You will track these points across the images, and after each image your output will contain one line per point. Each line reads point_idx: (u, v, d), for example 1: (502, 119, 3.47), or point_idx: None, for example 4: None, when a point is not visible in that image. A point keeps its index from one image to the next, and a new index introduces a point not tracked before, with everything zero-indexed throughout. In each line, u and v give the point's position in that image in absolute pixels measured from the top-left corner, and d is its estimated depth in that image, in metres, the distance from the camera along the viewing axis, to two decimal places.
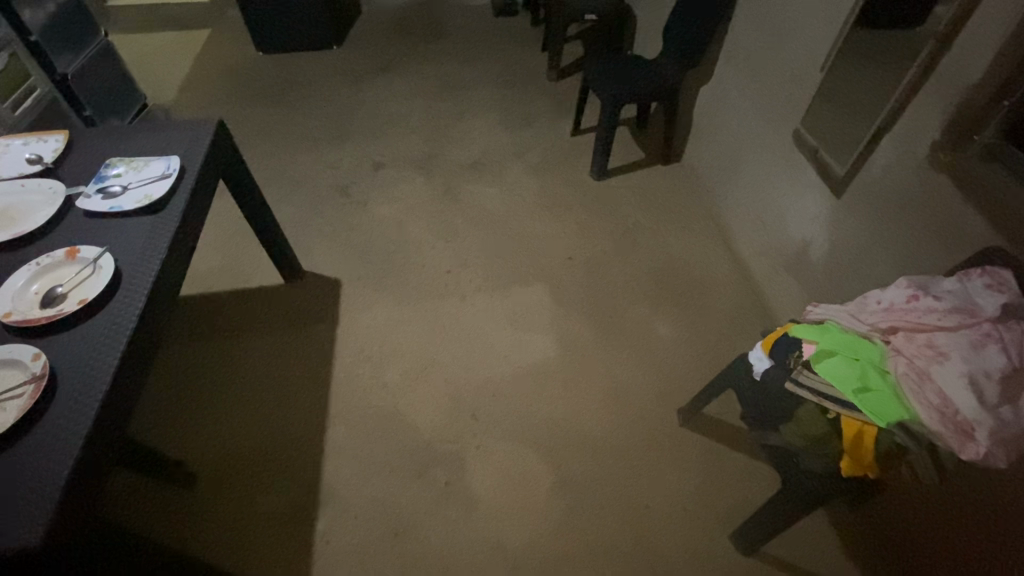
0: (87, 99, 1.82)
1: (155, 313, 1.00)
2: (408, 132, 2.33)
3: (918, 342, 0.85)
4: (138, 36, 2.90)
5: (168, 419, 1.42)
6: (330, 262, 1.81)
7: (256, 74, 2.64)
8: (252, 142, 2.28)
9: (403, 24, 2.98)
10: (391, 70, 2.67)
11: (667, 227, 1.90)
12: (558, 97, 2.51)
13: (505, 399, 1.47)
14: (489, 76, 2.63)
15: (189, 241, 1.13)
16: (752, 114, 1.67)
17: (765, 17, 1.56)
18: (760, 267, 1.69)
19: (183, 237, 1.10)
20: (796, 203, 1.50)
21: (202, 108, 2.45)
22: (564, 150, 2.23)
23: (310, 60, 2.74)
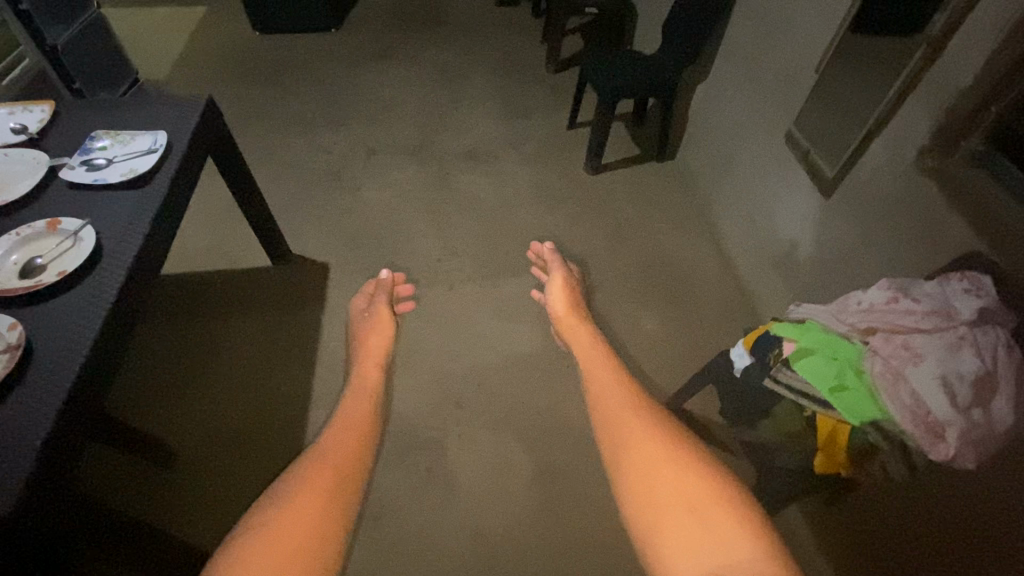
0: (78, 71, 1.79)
1: (134, 290, 0.99)
2: (403, 119, 2.32)
3: (895, 343, 0.85)
4: (131, 10, 2.86)
5: (143, 397, 1.41)
6: (321, 246, 1.81)
7: (251, 54, 2.61)
8: (244, 123, 2.26)
9: (402, 9, 2.96)
10: (388, 55, 2.66)
11: (659, 223, 1.91)
12: (555, 88, 2.50)
13: (490, 388, 1.48)
14: (486, 66, 2.61)
15: (174, 218, 1.12)
16: (746, 112, 1.67)
17: (763, 14, 1.55)
18: (749, 266, 1.70)
19: (168, 211, 1.10)
20: (786, 203, 1.50)
21: (194, 86, 2.42)
22: (558, 144, 2.23)
23: (306, 42, 2.72)
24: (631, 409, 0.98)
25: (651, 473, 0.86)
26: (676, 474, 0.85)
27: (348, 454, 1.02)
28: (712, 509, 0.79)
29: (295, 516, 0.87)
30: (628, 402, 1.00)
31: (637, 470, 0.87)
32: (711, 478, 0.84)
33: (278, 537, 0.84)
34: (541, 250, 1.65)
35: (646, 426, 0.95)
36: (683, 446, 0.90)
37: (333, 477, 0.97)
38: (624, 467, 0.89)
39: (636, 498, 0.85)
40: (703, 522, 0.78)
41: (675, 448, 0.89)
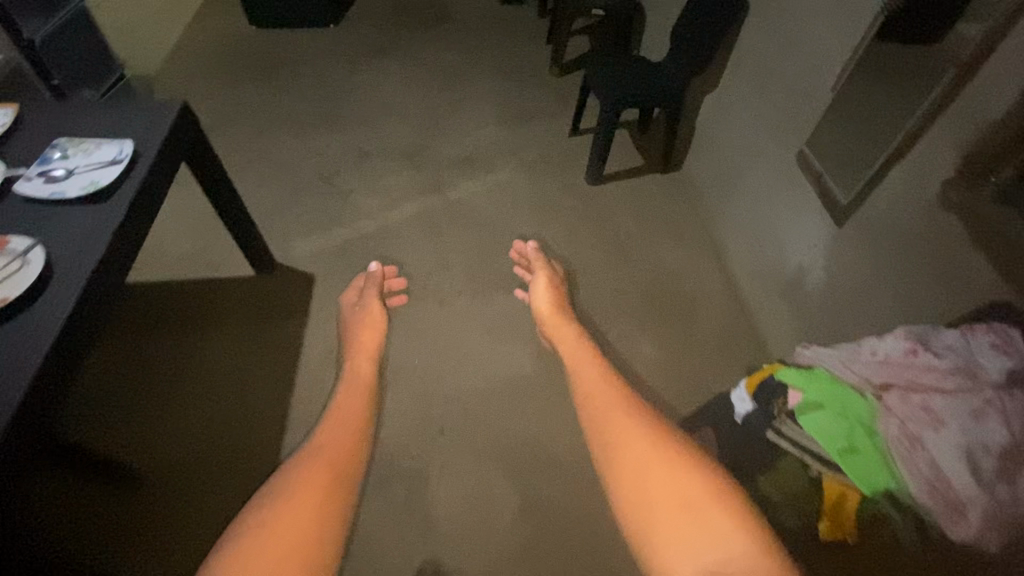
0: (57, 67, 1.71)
1: (91, 307, 0.92)
2: (399, 120, 2.24)
3: (912, 404, 0.77)
4: None
5: (103, 421, 1.34)
6: (306, 255, 1.74)
7: (245, 49, 2.54)
8: (234, 122, 2.19)
9: (403, 6, 2.88)
10: (386, 53, 2.57)
11: (660, 239, 1.82)
12: (557, 92, 2.41)
13: (476, 414, 1.40)
14: (487, 67, 2.53)
15: (140, 232, 1.05)
16: (755, 126, 1.59)
17: (777, 25, 1.47)
18: (753, 289, 1.62)
19: (132, 225, 1.02)
20: (794, 226, 1.42)
21: (184, 81, 2.35)
22: (558, 151, 2.14)
23: (302, 37, 2.64)
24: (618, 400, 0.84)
25: (638, 473, 0.72)
26: (670, 474, 0.69)
27: (344, 452, 0.86)
28: (708, 512, 0.65)
29: (290, 517, 0.71)
30: (615, 391, 0.86)
31: (622, 470, 0.73)
32: (708, 477, 0.69)
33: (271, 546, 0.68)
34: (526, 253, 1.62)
35: (633, 417, 0.80)
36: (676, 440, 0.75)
37: (332, 473, 0.80)
38: (606, 471, 0.75)
39: (620, 502, 0.71)
40: (700, 528, 0.63)
41: (667, 442, 0.74)
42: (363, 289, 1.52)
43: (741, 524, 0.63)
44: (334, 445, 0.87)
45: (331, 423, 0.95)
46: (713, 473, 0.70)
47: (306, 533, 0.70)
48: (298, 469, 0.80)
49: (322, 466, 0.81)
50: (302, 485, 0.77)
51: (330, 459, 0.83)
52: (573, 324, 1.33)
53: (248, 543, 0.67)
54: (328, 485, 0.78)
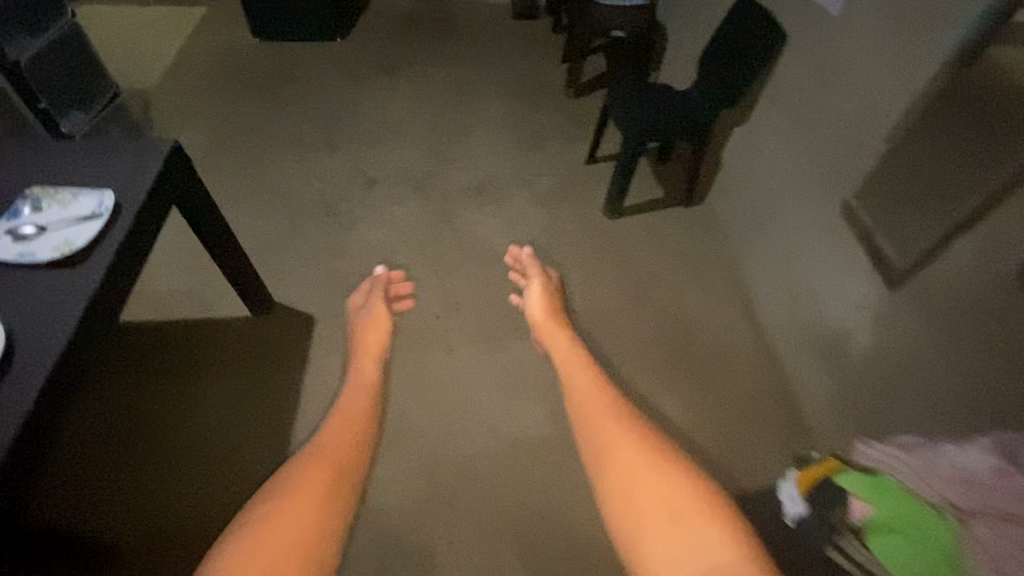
0: (46, 89, 1.61)
1: (67, 364, 0.84)
2: (407, 143, 2.13)
3: (1010, 539, 0.67)
4: (125, 8, 2.70)
5: (85, 480, 1.26)
6: (307, 294, 1.63)
7: (248, 64, 2.44)
8: (234, 143, 2.09)
9: (413, 19, 2.78)
10: (395, 69, 2.47)
11: (683, 282, 1.71)
12: (574, 115, 2.30)
13: (487, 482, 1.29)
14: (500, 87, 2.42)
15: (120, 294, 0.94)
16: (792, 169, 1.48)
17: (819, 63, 1.36)
18: (787, 343, 1.50)
19: (110, 288, 0.91)
20: (836, 283, 1.30)
21: (183, 97, 2.25)
22: (574, 180, 2.03)
23: (308, 52, 2.54)
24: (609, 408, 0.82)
25: (629, 486, 0.70)
26: (659, 484, 0.68)
27: (348, 450, 0.83)
28: (691, 520, 0.64)
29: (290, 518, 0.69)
30: (608, 405, 0.83)
31: (614, 481, 0.72)
32: (704, 492, 0.67)
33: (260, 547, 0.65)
34: (520, 255, 1.58)
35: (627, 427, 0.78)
36: (668, 451, 0.73)
37: (331, 476, 0.76)
38: (597, 485, 0.73)
39: (614, 515, 0.69)
40: (684, 545, 0.62)
41: (662, 455, 0.72)
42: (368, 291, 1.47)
43: (734, 542, 0.62)
44: (337, 444, 0.84)
45: (335, 421, 0.92)
46: (708, 486, 0.69)
47: (297, 540, 0.66)
48: (300, 468, 0.77)
49: (320, 467, 0.77)
50: (299, 487, 0.73)
51: (333, 458, 0.80)
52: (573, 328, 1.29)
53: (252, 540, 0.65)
54: (329, 487, 0.74)
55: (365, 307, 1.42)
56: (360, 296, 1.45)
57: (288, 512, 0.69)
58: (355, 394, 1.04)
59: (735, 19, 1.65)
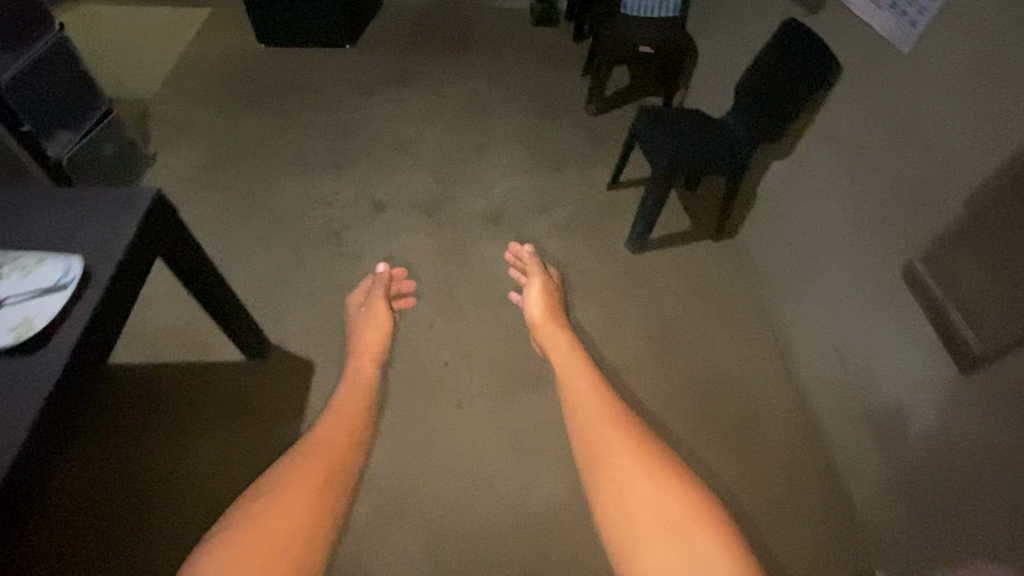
0: (29, 110, 1.49)
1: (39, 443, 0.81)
2: (417, 165, 2.01)
3: None
4: (127, 11, 2.61)
5: (58, 564, 1.15)
6: (307, 335, 1.52)
7: (253, 74, 2.33)
8: (235, 162, 1.98)
9: (427, 27, 2.65)
10: (407, 81, 2.35)
11: (712, 330, 1.58)
12: (594, 135, 2.17)
13: (497, 562, 1.19)
14: (516, 102, 2.30)
15: (98, 359, 0.91)
16: (841, 218, 1.34)
17: (880, 106, 1.22)
18: (830, 407, 1.38)
19: (81, 365, 0.87)
20: (893, 352, 1.19)
21: (184, 110, 2.15)
22: (595, 209, 1.91)
23: (315, 61, 2.42)
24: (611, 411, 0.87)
25: (624, 491, 0.73)
26: (653, 492, 0.71)
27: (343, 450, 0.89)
28: (691, 536, 0.67)
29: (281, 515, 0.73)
30: (608, 411, 0.86)
31: (608, 485, 0.75)
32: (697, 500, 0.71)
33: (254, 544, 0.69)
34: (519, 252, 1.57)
35: (619, 431, 0.82)
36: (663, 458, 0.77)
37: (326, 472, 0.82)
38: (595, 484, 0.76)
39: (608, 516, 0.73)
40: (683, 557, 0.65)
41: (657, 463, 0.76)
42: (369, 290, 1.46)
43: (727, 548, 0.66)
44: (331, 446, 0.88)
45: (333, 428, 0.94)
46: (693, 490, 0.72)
47: (294, 533, 0.72)
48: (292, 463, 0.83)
49: (317, 460, 0.84)
50: (296, 478, 0.80)
51: (326, 455, 0.86)
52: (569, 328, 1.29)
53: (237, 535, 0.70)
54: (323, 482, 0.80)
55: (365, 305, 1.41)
56: (360, 295, 1.44)
57: (281, 502, 0.75)
58: (349, 395, 1.08)
59: (780, 44, 1.50)
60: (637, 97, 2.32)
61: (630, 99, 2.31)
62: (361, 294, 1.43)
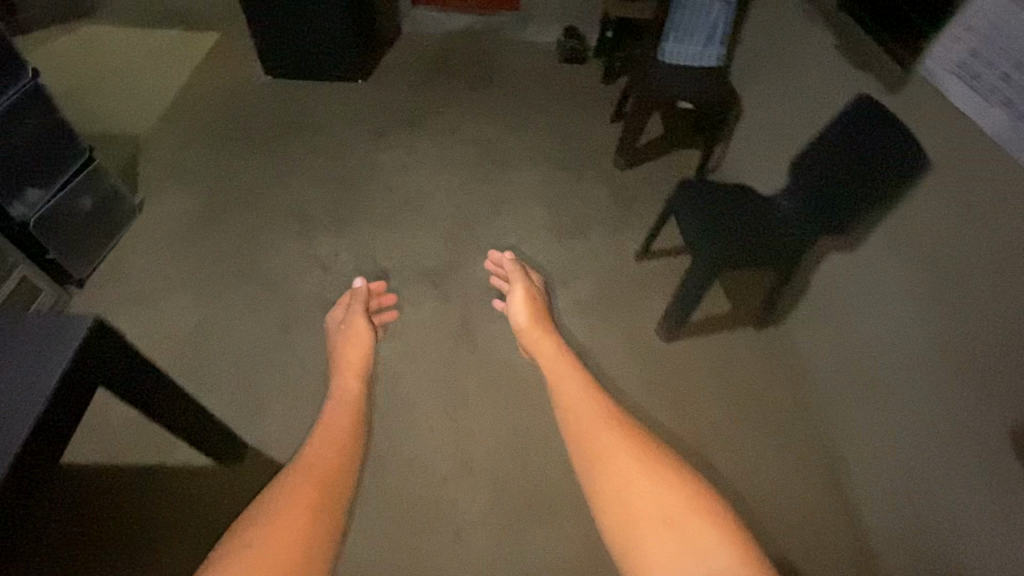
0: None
1: None
2: (426, 221, 1.84)
3: None
4: (131, 33, 2.49)
5: None
6: (291, 434, 1.37)
7: (256, 108, 2.19)
8: (228, 211, 1.83)
9: (445, 61, 2.49)
10: (421, 122, 2.18)
11: (760, 445, 1.44)
12: (621, 192, 1.98)
13: None
14: (536, 150, 2.12)
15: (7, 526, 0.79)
16: (919, 348, 1.17)
17: (983, 235, 1.03)
18: (899, 559, 1.23)
19: None
20: (985, 530, 1.03)
21: (178, 149, 2.02)
22: (616, 285, 1.73)
23: (324, 95, 2.27)
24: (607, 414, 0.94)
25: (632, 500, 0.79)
26: (652, 492, 0.79)
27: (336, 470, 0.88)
28: (694, 530, 0.74)
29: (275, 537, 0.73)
30: (600, 412, 0.94)
31: (607, 483, 0.83)
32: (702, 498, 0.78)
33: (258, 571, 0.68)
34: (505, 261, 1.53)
35: (617, 435, 0.89)
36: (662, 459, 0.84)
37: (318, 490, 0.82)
38: (595, 485, 0.84)
39: (606, 510, 0.81)
40: (683, 548, 0.72)
41: (656, 463, 0.84)
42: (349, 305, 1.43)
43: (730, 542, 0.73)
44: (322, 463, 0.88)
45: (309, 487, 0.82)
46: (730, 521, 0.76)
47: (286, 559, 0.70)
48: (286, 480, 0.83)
49: (309, 481, 0.83)
50: (287, 498, 0.79)
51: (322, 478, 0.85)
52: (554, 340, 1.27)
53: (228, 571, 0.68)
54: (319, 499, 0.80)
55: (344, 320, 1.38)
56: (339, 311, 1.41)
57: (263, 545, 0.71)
58: (340, 410, 1.07)
59: (853, 123, 1.29)
60: (672, 147, 2.12)
61: (665, 148, 2.12)
62: (341, 310, 1.41)
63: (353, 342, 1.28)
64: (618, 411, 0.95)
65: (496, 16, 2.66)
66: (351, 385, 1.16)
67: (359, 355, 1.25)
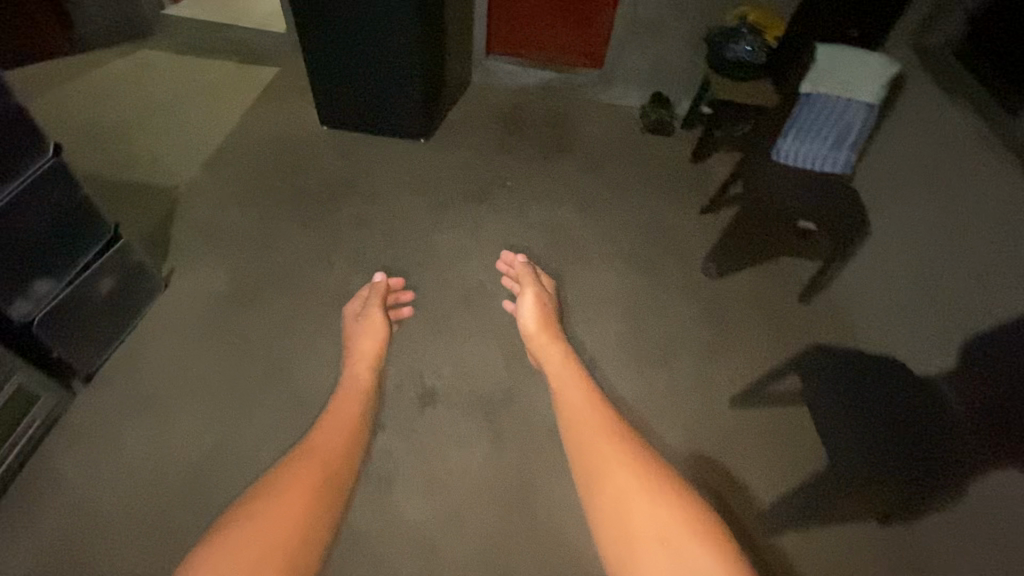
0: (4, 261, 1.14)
1: None
2: (485, 328, 1.60)
3: None
4: (184, 60, 2.30)
5: None
6: None
7: (309, 163, 1.98)
8: (264, 295, 1.62)
9: (518, 122, 2.26)
10: (486, 197, 1.95)
11: None
12: (710, 308, 1.72)
13: None
14: (613, 247, 1.87)
15: None
16: None
17: None
18: None
19: None
20: None
21: (218, 206, 1.81)
22: (701, 440, 1.46)
23: (384, 153, 2.05)
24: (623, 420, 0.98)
25: (620, 501, 0.81)
26: (650, 508, 0.79)
27: (340, 456, 0.97)
28: (691, 558, 0.73)
29: (276, 518, 0.78)
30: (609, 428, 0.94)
31: (605, 496, 0.83)
32: (700, 516, 0.78)
33: (247, 548, 0.73)
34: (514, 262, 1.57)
35: (617, 449, 0.89)
36: (675, 478, 0.84)
37: (322, 473, 0.90)
38: (592, 496, 0.85)
39: (602, 529, 0.82)
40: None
41: (654, 481, 0.83)
42: (367, 300, 1.48)
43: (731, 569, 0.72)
44: (327, 447, 0.97)
45: None
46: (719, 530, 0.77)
47: (280, 538, 0.76)
48: (294, 464, 0.91)
49: (313, 464, 0.91)
50: (285, 487, 0.85)
51: (324, 457, 0.93)
52: (559, 340, 1.31)
53: (230, 540, 0.74)
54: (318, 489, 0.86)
55: (360, 314, 1.44)
56: (358, 304, 1.49)
57: (268, 517, 0.78)
58: (348, 399, 1.17)
59: None
60: (772, 254, 1.84)
61: (763, 255, 1.84)
62: (358, 303, 1.47)
63: (366, 334, 1.38)
64: (623, 427, 0.95)
65: (576, 73, 2.38)
66: (361, 374, 1.27)
67: (374, 347, 1.34)
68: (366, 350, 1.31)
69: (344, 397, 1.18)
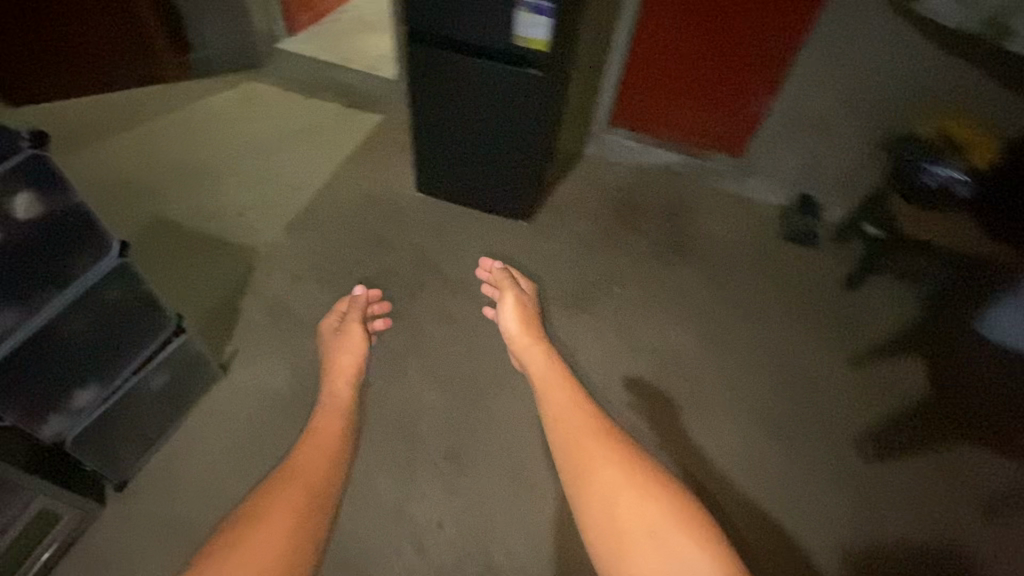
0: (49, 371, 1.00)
1: None
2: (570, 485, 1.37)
3: None
4: (286, 96, 2.18)
5: None
6: None
7: (397, 235, 1.80)
8: None
9: (632, 208, 1.98)
10: (587, 309, 1.73)
11: None
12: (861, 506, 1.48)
13: None
14: (735, 396, 1.61)
15: None
16: None
17: None
18: None
19: None
20: None
21: (295, 278, 1.66)
22: None
23: (479, 233, 1.85)
24: (593, 432, 1.04)
25: (614, 504, 0.91)
26: (639, 505, 0.89)
27: (322, 479, 1.02)
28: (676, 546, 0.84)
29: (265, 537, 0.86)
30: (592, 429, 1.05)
31: (597, 493, 0.94)
32: (681, 504, 0.90)
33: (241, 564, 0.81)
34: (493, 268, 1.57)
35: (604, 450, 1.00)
36: (650, 478, 0.94)
37: (305, 492, 0.98)
38: (585, 500, 0.95)
39: (600, 535, 0.90)
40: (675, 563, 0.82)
41: (644, 484, 0.93)
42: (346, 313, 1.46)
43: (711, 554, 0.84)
44: (309, 464, 1.05)
45: None
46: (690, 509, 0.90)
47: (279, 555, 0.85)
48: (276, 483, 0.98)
49: (291, 480, 1.00)
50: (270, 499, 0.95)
51: (306, 476, 1.01)
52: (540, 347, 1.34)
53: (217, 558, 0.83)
54: (306, 502, 0.96)
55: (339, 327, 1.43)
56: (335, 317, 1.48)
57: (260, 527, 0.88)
58: (328, 418, 1.21)
59: None
60: (939, 430, 1.59)
61: (947, 429, 1.58)
62: (336, 317, 1.46)
63: (343, 347, 1.38)
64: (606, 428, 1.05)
65: (707, 158, 2.05)
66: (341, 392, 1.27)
67: (352, 358, 1.34)
68: (343, 365, 1.32)
69: (323, 414, 1.22)
